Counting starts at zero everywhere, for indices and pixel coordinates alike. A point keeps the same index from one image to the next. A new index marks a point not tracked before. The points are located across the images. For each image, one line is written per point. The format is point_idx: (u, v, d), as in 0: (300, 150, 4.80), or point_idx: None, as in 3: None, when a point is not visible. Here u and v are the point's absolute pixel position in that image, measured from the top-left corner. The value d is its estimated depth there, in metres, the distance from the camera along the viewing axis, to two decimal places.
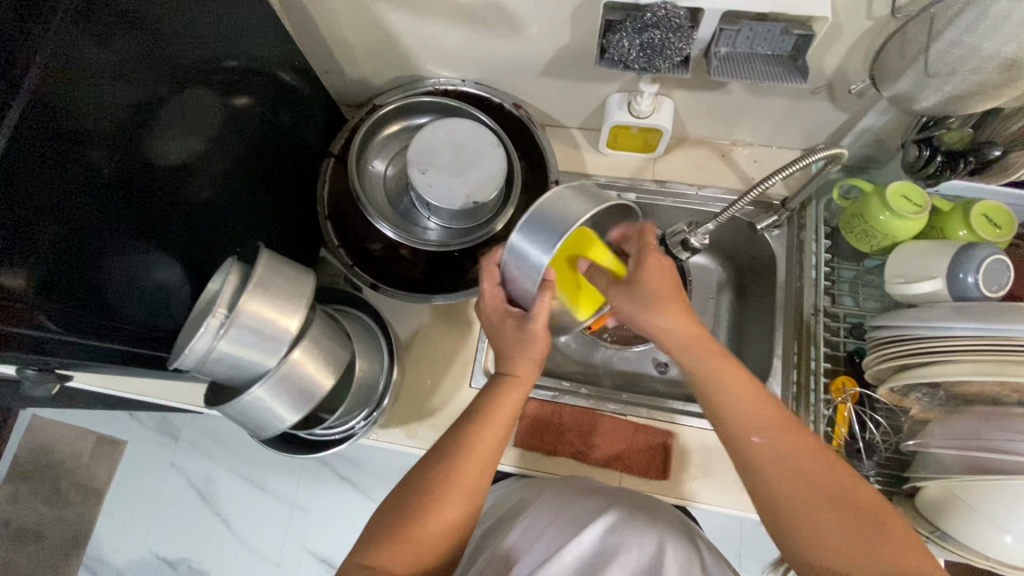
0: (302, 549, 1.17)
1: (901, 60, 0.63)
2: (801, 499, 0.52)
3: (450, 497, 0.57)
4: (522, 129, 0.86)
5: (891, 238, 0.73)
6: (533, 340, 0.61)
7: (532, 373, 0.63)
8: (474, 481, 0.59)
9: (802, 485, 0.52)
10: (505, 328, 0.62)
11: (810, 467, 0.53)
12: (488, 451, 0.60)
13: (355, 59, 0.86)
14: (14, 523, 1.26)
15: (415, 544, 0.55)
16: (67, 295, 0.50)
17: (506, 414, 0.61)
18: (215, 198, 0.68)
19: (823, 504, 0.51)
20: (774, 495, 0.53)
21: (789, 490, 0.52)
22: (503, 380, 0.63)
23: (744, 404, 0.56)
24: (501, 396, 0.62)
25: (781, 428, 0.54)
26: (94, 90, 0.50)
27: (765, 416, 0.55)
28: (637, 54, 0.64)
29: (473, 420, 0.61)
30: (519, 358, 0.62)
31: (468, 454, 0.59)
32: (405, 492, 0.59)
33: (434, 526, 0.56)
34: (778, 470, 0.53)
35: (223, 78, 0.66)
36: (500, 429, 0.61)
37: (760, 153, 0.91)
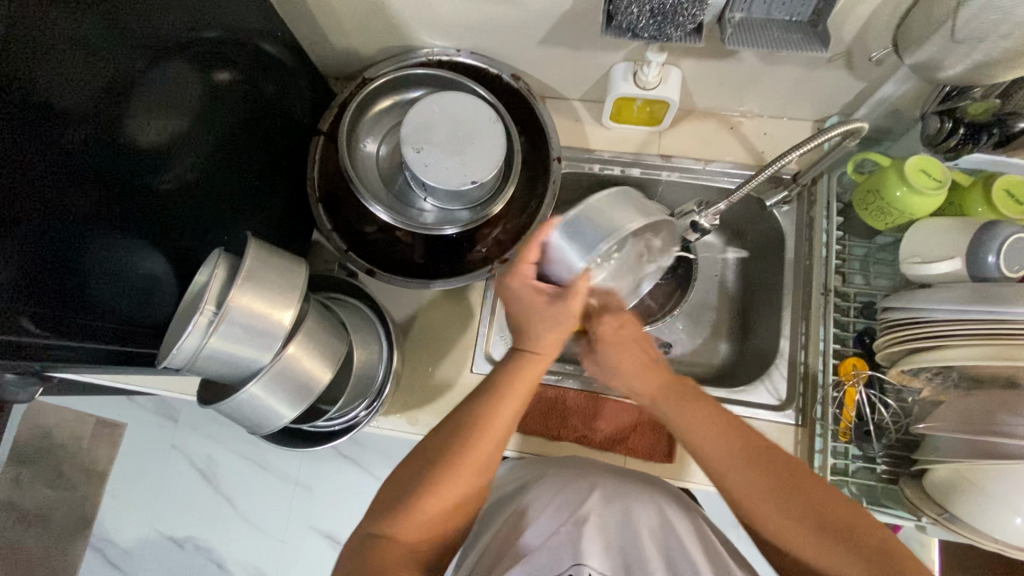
0: (307, 527, 1.14)
1: (926, 26, 0.59)
2: (764, 505, 0.52)
3: (461, 477, 0.54)
4: (521, 102, 0.82)
5: (908, 214, 0.70)
6: (566, 315, 0.58)
7: (555, 349, 0.60)
8: (481, 463, 0.55)
9: (767, 500, 0.52)
10: (530, 304, 0.59)
11: (778, 487, 0.52)
12: (501, 429, 0.56)
13: (343, 30, 0.81)
14: (19, 505, 1.24)
15: (414, 524, 0.53)
16: (46, 295, 0.47)
17: (522, 392, 0.58)
18: (200, 181, 0.64)
19: (797, 519, 0.51)
20: (750, 505, 0.53)
21: (775, 519, 0.52)
22: (527, 352, 0.59)
23: (710, 434, 0.55)
24: (518, 371, 0.58)
25: (735, 434, 0.55)
26: (52, 68, 0.45)
27: (717, 430, 0.55)
28: (646, 22, 0.61)
29: (487, 396, 0.57)
30: (544, 334, 0.58)
31: (478, 433, 0.55)
32: (414, 468, 0.56)
33: (437, 506, 0.54)
34: (735, 481, 0.54)
35: (203, 50, 0.61)
36: (515, 407, 0.57)
37: (771, 125, 0.87)
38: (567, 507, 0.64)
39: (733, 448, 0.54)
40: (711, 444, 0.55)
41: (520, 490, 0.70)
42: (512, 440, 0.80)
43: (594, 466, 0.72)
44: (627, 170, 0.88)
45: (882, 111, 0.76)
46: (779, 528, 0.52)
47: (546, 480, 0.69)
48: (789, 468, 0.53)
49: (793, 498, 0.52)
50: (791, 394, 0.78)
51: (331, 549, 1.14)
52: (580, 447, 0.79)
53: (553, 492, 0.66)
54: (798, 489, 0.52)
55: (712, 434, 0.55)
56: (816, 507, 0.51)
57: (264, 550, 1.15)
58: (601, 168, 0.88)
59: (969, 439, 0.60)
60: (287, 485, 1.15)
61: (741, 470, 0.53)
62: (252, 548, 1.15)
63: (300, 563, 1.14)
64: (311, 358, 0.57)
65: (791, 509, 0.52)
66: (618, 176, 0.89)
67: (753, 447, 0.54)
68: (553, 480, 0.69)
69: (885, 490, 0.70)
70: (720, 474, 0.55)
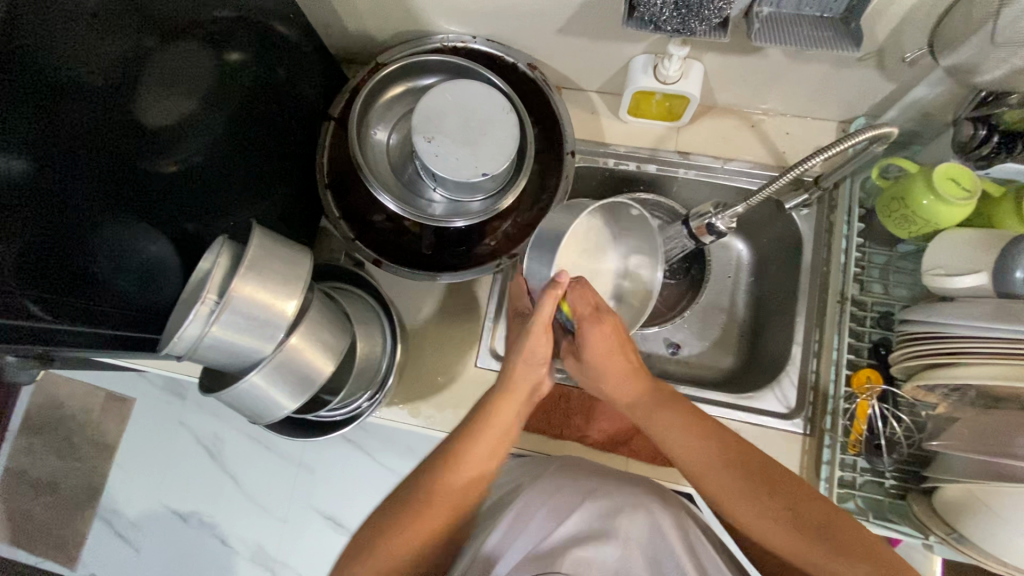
0: (309, 509, 1.15)
1: (966, 26, 0.56)
2: (741, 503, 0.54)
3: (445, 495, 0.60)
4: (537, 92, 0.80)
5: (934, 224, 0.67)
6: (532, 339, 0.64)
7: (526, 387, 0.67)
8: (463, 487, 0.61)
9: (745, 499, 0.54)
10: (509, 328, 0.65)
11: (749, 482, 0.55)
12: (478, 457, 0.62)
13: (357, 14, 0.79)
14: (28, 474, 1.26)
15: (411, 538, 0.58)
16: (49, 279, 0.47)
17: (497, 427, 0.64)
18: (208, 164, 0.63)
19: (760, 508, 0.54)
20: (729, 509, 0.56)
21: (751, 516, 0.54)
22: (495, 392, 0.66)
23: (685, 435, 0.59)
24: (495, 406, 0.65)
25: (714, 439, 0.58)
26: (61, 44, 0.44)
27: (697, 435, 0.59)
28: (670, 15, 0.58)
29: (461, 436, 0.63)
30: (519, 373, 0.67)
31: (455, 463, 0.61)
32: (394, 504, 0.61)
33: (426, 525, 0.58)
34: (714, 482, 0.56)
35: (215, 30, 0.60)
36: (489, 445, 0.63)
37: (794, 125, 0.84)
38: (558, 512, 0.63)
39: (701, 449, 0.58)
40: (689, 450, 0.59)
41: (518, 488, 0.70)
42: (513, 437, 0.79)
43: (595, 468, 0.71)
44: (642, 166, 0.86)
45: (912, 114, 0.73)
46: (760, 523, 0.53)
47: (542, 482, 0.68)
48: (758, 459, 0.56)
49: (767, 498, 0.54)
50: (800, 403, 0.76)
51: (331, 531, 1.15)
52: (582, 447, 0.78)
53: (547, 494, 0.65)
54: (771, 484, 0.54)
55: (693, 437, 0.59)
56: (790, 505, 0.53)
57: (265, 530, 1.16)
58: (615, 163, 0.86)
59: (984, 459, 0.59)
60: (291, 467, 1.16)
61: (721, 471, 0.56)
62: (253, 527, 1.16)
63: (298, 544, 1.16)
64: (314, 349, 0.56)
65: (761, 497, 0.54)
66: (633, 171, 0.87)
67: (729, 446, 0.57)
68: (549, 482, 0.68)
69: (892, 505, 0.69)
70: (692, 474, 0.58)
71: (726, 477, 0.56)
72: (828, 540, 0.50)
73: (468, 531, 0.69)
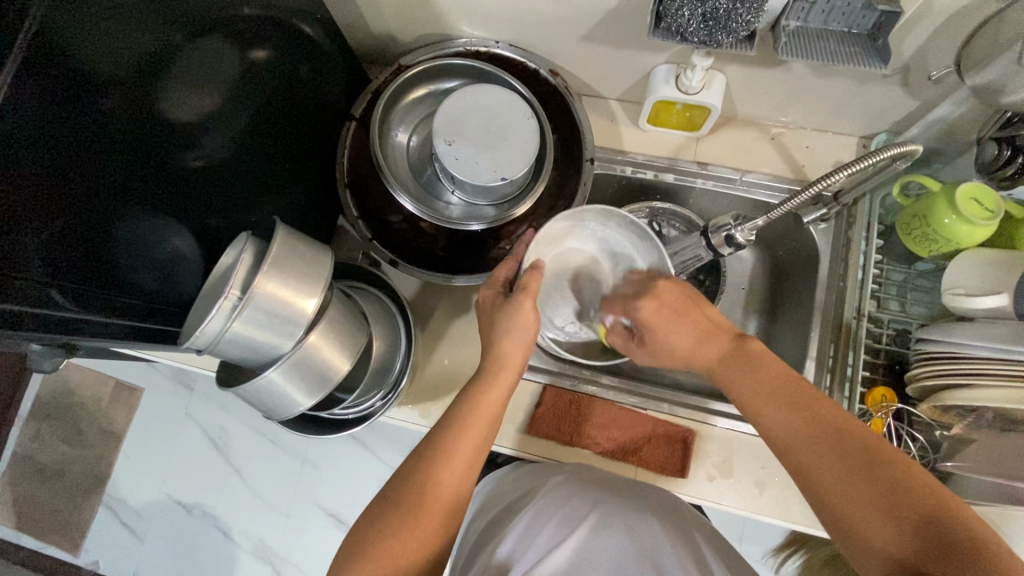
0: (313, 505, 1.16)
1: (992, 47, 0.56)
2: (832, 472, 0.48)
3: (442, 489, 0.55)
4: (557, 98, 0.80)
5: (954, 243, 0.67)
6: (522, 313, 0.62)
7: (517, 364, 0.62)
8: (455, 485, 0.56)
9: (837, 465, 0.48)
10: (494, 309, 0.64)
11: (836, 451, 0.49)
12: (470, 449, 0.58)
13: (382, 16, 0.80)
14: (36, 460, 1.26)
15: (403, 543, 0.52)
16: (74, 270, 0.48)
17: (483, 419, 0.59)
18: (231, 158, 0.64)
19: (847, 471, 0.48)
20: (813, 474, 0.50)
21: (836, 488, 0.48)
22: (486, 375, 0.62)
23: (769, 400, 0.54)
24: (484, 389, 0.61)
25: (806, 413, 0.52)
26: (91, 35, 0.45)
27: (795, 410, 0.52)
28: (697, 27, 0.58)
29: (451, 424, 0.58)
30: (505, 342, 0.62)
31: (445, 459, 0.56)
32: (389, 492, 0.56)
33: (426, 520, 0.53)
34: (804, 453, 0.50)
35: (243, 29, 0.60)
36: (478, 435, 0.59)
37: (814, 138, 0.84)
38: (570, 523, 0.64)
39: (801, 414, 0.52)
40: (787, 424, 0.52)
41: (528, 494, 0.70)
42: (523, 443, 0.79)
43: (605, 477, 0.70)
44: (660, 175, 0.86)
45: (935, 132, 0.73)
46: (839, 493, 0.48)
47: (552, 490, 0.69)
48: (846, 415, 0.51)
49: (867, 469, 0.47)
50: None
51: (334, 528, 1.15)
52: (591, 455, 0.78)
53: (559, 503, 0.66)
54: (871, 465, 0.47)
55: (790, 401, 0.53)
56: (893, 488, 0.45)
57: (269, 524, 1.17)
58: (633, 171, 0.86)
59: None
60: (296, 462, 1.17)
61: (816, 442, 0.50)
62: (257, 521, 1.17)
63: (301, 540, 1.16)
64: (330, 347, 0.57)
65: (855, 476, 0.47)
66: (650, 180, 0.87)
67: (824, 420, 0.51)
68: (558, 493, 0.68)
69: None
70: (779, 441, 0.52)
71: (815, 447, 0.50)
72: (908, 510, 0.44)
73: (476, 538, 0.69)
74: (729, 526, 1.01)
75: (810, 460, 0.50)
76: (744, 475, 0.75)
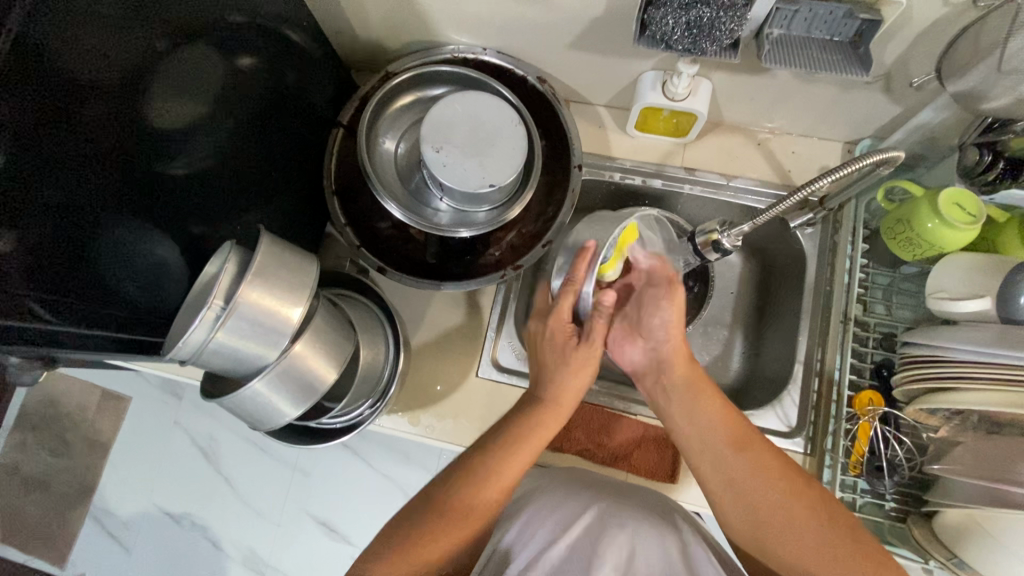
0: (303, 513, 1.15)
1: (973, 53, 0.56)
2: (757, 486, 0.56)
3: (483, 506, 0.57)
4: (545, 105, 0.81)
5: (938, 247, 0.68)
6: (581, 350, 0.64)
7: (571, 407, 0.63)
8: (492, 506, 0.57)
9: (761, 485, 0.55)
10: (560, 344, 0.64)
11: (772, 471, 0.56)
12: (518, 472, 0.58)
13: (370, 23, 0.80)
14: (21, 471, 1.24)
15: (432, 546, 0.54)
16: (56, 282, 0.47)
17: (533, 447, 0.60)
18: (217, 166, 0.63)
19: (777, 493, 0.55)
20: (731, 484, 0.57)
21: (755, 497, 0.55)
22: (544, 405, 0.62)
23: (705, 415, 0.61)
24: (540, 422, 0.61)
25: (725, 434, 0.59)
26: (74, 45, 0.45)
27: (730, 444, 0.58)
28: (681, 35, 0.59)
29: (501, 446, 0.59)
30: (567, 378, 0.63)
31: (492, 478, 0.57)
32: (421, 503, 0.57)
33: (460, 530, 0.55)
34: (730, 464, 0.57)
35: (227, 36, 0.60)
36: (530, 458, 0.59)
37: (800, 144, 0.85)
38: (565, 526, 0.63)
39: (733, 430, 0.59)
40: (704, 433, 0.60)
41: (519, 501, 0.70)
42: None
43: (596, 482, 0.70)
44: (648, 181, 0.86)
45: (917, 137, 0.74)
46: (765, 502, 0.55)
47: (545, 492, 0.68)
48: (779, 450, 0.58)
49: (796, 499, 0.54)
50: (801, 422, 0.76)
51: (325, 537, 1.14)
52: (582, 460, 0.78)
53: (554, 505, 0.66)
54: (790, 479, 0.56)
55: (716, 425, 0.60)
56: (823, 517, 0.53)
57: (259, 535, 1.16)
58: (621, 177, 0.87)
59: (983, 486, 0.59)
60: (287, 470, 1.16)
61: (753, 473, 0.56)
62: (247, 531, 1.16)
63: (291, 549, 1.15)
64: (317, 356, 0.56)
65: (786, 494, 0.55)
66: (638, 186, 0.87)
67: (757, 444, 0.58)
68: (550, 499, 0.68)
69: (891, 527, 0.69)
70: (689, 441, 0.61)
71: (743, 466, 0.57)
72: (837, 534, 0.52)
73: None
74: (721, 530, 1.02)
75: (734, 474, 0.57)
76: None
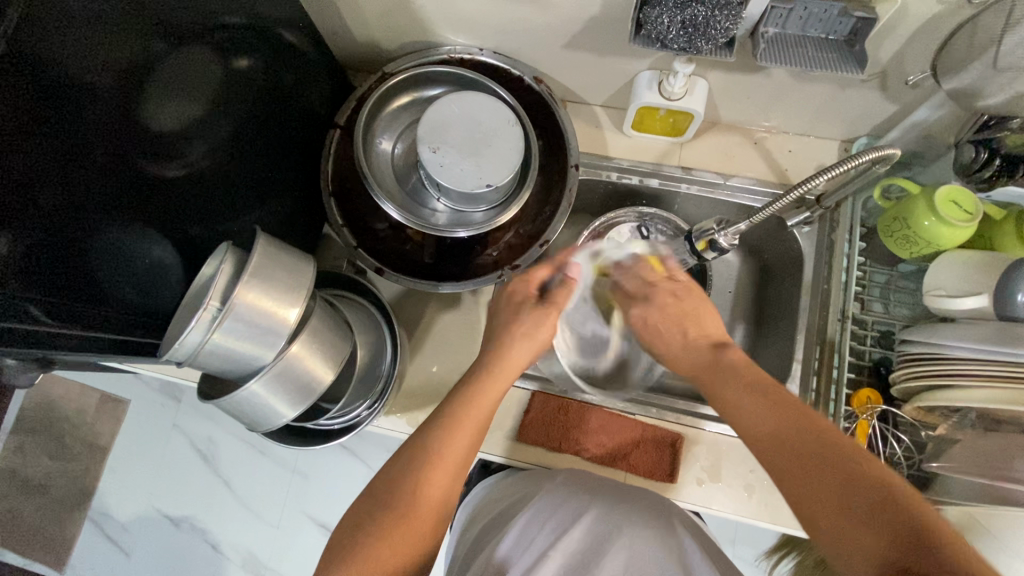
0: (303, 516, 1.15)
1: (969, 51, 0.56)
2: (795, 470, 0.47)
3: (432, 492, 0.54)
4: (542, 105, 0.81)
5: (935, 245, 0.68)
6: (545, 313, 0.65)
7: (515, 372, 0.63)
8: (441, 494, 0.55)
9: (795, 464, 0.47)
10: (519, 309, 0.66)
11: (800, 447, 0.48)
12: (460, 452, 0.57)
13: (366, 24, 0.80)
14: (19, 475, 1.24)
15: (392, 549, 0.51)
16: (52, 283, 0.47)
17: (470, 423, 0.58)
18: (213, 167, 0.63)
19: (804, 467, 0.46)
20: (778, 472, 0.48)
21: (802, 485, 0.46)
22: (485, 378, 0.61)
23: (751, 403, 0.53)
24: (479, 393, 0.60)
25: (791, 430, 0.49)
26: (71, 45, 0.45)
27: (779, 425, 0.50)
28: (676, 33, 0.59)
29: (439, 426, 0.57)
30: (514, 345, 0.63)
31: (434, 460, 0.55)
32: (371, 501, 0.54)
33: (404, 536, 0.52)
34: (778, 458, 0.48)
35: (223, 36, 0.60)
36: (471, 435, 0.58)
37: (797, 143, 0.85)
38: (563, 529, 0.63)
39: (778, 417, 0.51)
40: (754, 420, 0.52)
41: (518, 503, 0.70)
42: (513, 449, 0.78)
43: (595, 482, 0.70)
44: (645, 180, 0.86)
45: (913, 135, 0.74)
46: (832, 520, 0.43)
47: (545, 495, 0.68)
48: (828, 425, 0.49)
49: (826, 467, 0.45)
50: None
51: (324, 539, 1.14)
52: (580, 460, 0.78)
53: (553, 507, 0.66)
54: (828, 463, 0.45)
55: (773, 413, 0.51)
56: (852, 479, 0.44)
57: (258, 537, 1.15)
58: (619, 176, 0.87)
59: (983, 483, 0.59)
60: (286, 472, 1.15)
61: (782, 453, 0.48)
62: (246, 534, 1.15)
63: (290, 552, 1.14)
64: (314, 357, 0.56)
65: (807, 466, 0.46)
66: (635, 185, 0.87)
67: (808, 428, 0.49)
68: (549, 500, 0.67)
69: None
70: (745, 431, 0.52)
71: (783, 453, 0.48)
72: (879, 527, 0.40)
73: (467, 548, 0.68)
74: (721, 530, 1.02)
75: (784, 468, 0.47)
76: (734, 478, 0.75)
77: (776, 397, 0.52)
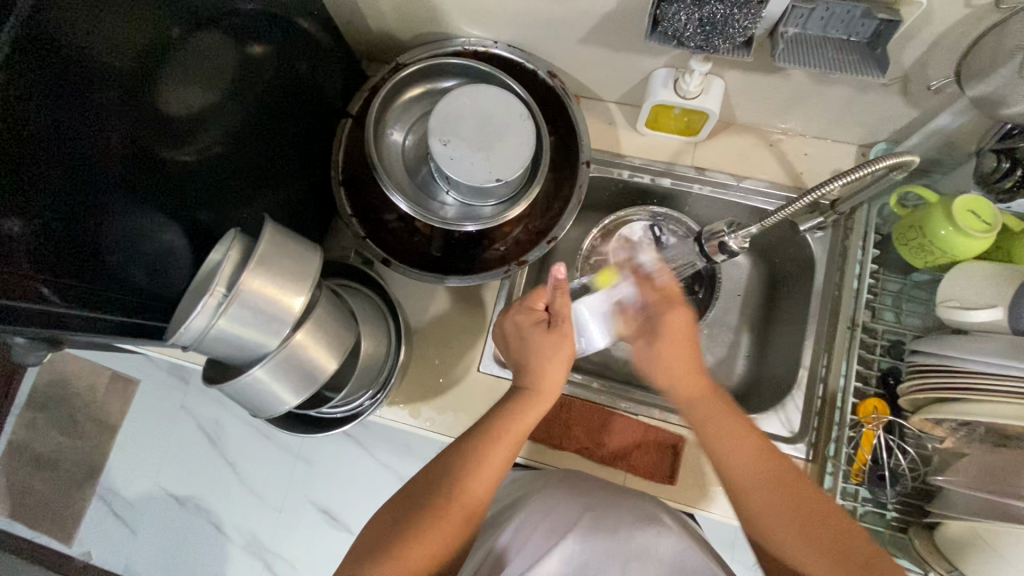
0: (305, 501, 1.16)
1: (995, 56, 0.55)
2: (768, 513, 0.53)
3: (470, 499, 0.56)
4: (555, 99, 0.80)
5: (950, 254, 0.67)
6: (561, 339, 0.64)
7: (555, 390, 0.64)
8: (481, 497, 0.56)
9: (772, 512, 0.53)
10: (529, 334, 0.65)
11: (778, 490, 0.54)
12: (497, 468, 0.58)
13: (381, 13, 0.79)
14: (32, 449, 1.27)
15: (423, 547, 0.52)
16: (63, 264, 0.48)
17: (513, 439, 0.59)
18: (225, 153, 0.64)
19: (782, 512, 0.53)
20: (755, 514, 0.54)
21: (775, 528, 0.53)
22: (522, 395, 0.63)
23: (740, 447, 0.57)
24: (516, 412, 0.61)
25: (763, 479, 0.55)
26: (92, 30, 0.45)
27: (753, 462, 0.56)
28: (693, 31, 0.58)
29: (481, 435, 0.59)
30: (547, 368, 0.63)
31: (473, 471, 0.57)
32: (409, 505, 0.56)
33: (443, 534, 0.53)
34: (753, 497, 0.55)
35: (238, 23, 0.60)
36: (511, 448, 0.59)
37: (812, 146, 0.84)
38: (559, 530, 0.62)
39: (764, 458, 0.56)
40: (740, 468, 0.56)
41: (518, 500, 0.70)
42: None
43: (595, 482, 0.70)
44: (657, 180, 0.86)
45: (933, 142, 0.72)
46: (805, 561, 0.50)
47: (544, 494, 0.68)
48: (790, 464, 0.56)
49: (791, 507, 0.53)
50: (804, 427, 0.76)
51: (326, 524, 1.15)
52: (581, 458, 0.78)
53: (551, 503, 0.66)
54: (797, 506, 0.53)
55: (752, 465, 0.56)
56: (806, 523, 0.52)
57: (260, 520, 1.17)
58: (631, 174, 0.86)
59: (988, 499, 0.59)
60: (289, 457, 1.17)
61: (763, 492, 0.54)
62: (249, 516, 1.17)
63: (292, 537, 1.16)
64: (318, 346, 0.57)
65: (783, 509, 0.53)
66: (647, 184, 0.87)
67: (779, 472, 0.55)
68: (550, 497, 0.67)
69: (892, 537, 0.69)
70: (734, 478, 0.56)
71: (760, 491, 0.54)
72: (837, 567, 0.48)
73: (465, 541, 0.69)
74: (719, 533, 1.01)
75: (757, 509, 0.54)
76: None
77: (748, 435, 0.58)
